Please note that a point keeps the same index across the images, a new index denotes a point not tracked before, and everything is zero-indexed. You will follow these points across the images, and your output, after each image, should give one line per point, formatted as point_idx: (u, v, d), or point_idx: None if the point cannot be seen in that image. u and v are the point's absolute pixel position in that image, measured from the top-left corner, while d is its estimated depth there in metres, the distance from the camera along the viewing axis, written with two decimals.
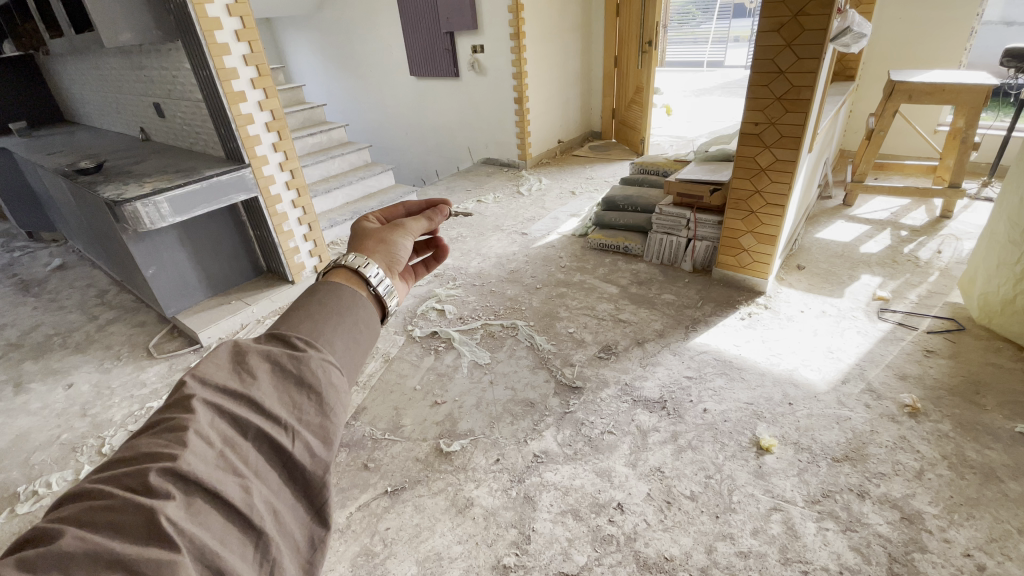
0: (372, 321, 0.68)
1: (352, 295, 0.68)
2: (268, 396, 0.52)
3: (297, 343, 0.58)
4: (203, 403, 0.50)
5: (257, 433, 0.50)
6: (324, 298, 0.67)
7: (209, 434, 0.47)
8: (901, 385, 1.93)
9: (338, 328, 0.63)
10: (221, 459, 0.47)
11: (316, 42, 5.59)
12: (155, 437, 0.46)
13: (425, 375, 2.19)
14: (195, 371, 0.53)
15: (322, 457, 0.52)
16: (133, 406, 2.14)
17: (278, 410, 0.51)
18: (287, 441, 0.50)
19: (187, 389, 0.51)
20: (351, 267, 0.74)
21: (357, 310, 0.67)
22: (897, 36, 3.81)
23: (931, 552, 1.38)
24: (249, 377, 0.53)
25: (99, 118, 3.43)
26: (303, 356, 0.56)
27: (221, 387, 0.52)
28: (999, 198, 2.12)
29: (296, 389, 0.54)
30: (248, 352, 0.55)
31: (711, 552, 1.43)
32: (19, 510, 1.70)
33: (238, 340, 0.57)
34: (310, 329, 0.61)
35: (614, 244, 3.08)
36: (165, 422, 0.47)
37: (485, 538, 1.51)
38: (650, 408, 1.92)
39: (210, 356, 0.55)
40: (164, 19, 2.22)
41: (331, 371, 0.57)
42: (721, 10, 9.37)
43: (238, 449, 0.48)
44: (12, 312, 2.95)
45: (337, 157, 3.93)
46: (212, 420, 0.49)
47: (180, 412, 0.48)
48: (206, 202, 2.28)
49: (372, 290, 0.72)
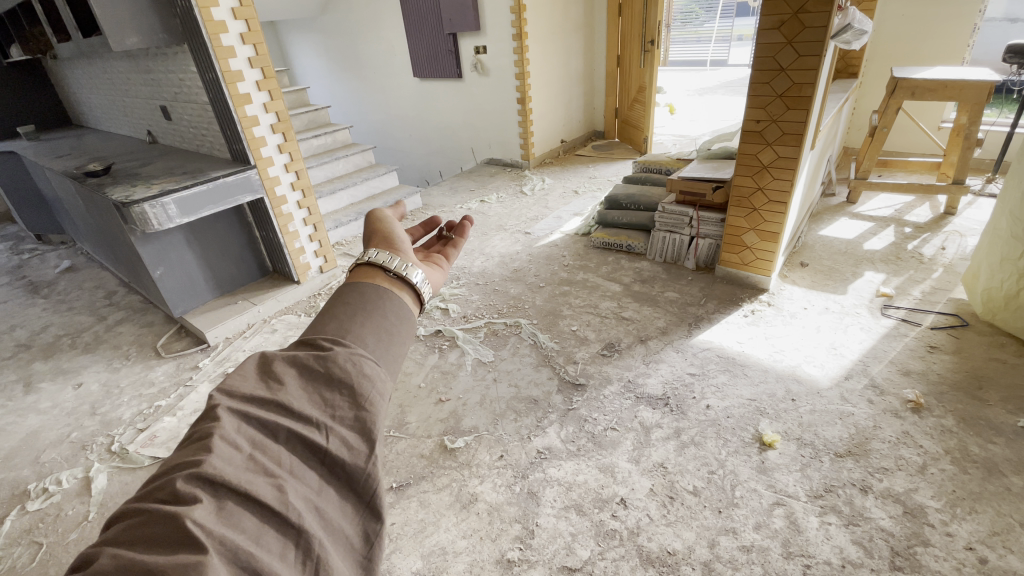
0: (404, 311, 0.72)
1: (377, 289, 0.72)
2: (296, 397, 0.54)
3: (323, 343, 0.60)
4: (228, 411, 0.51)
5: (287, 434, 0.51)
6: (348, 298, 0.70)
7: (236, 440, 0.49)
8: (904, 381, 1.93)
9: (366, 323, 0.66)
10: (250, 462, 0.48)
11: (319, 44, 5.64)
12: (184, 450, 0.48)
13: (429, 373, 2.20)
14: (221, 385, 0.55)
15: (361, 449, 0.53)
16: (142, 405, 2.17)
17: (308, 409, 0.53)
18: (321, 437, 0.51)
19: (214, 401, 0.53)
20: (365, 254, 0.79)
21: (384, 304, 0.70)
22: (900, 33, 3.80)
23: (934, 546, 1.38)
24: (275, 384, 0.55)
25: (107, 121, 3.47)
26: (330, 354, 0.58)
27: (247, 395, 0.53)
28: (1002, 194, 2.12)
29: (325, 387, 0.55)
30: (274, 361, 0.58)
31: (713, 546, 1.44)
32: (30, 507, 1.73)
33: (264, 352, 0.60)
34: (337, 328, 0.64)
35: (617, 243, 3.09)
36: (195, 434, 0.49)
37: (489, 532, 1.52)
38: (653, 405, 1.93)
39: (238, 370, 0.57)
40: (171, 24, 2.25)
41: (361, 363, 0.58)
42: (724, 9, 9.33)
43: (268, 451, 0.49)
44: (22, 313, 2.99)
45: (341, 158, 3.96)
46: (238, 427, 0.50)
47: (208, 422, 0.50)
48: (213, 203, 2.31)
49: (393, 272, 0.76)
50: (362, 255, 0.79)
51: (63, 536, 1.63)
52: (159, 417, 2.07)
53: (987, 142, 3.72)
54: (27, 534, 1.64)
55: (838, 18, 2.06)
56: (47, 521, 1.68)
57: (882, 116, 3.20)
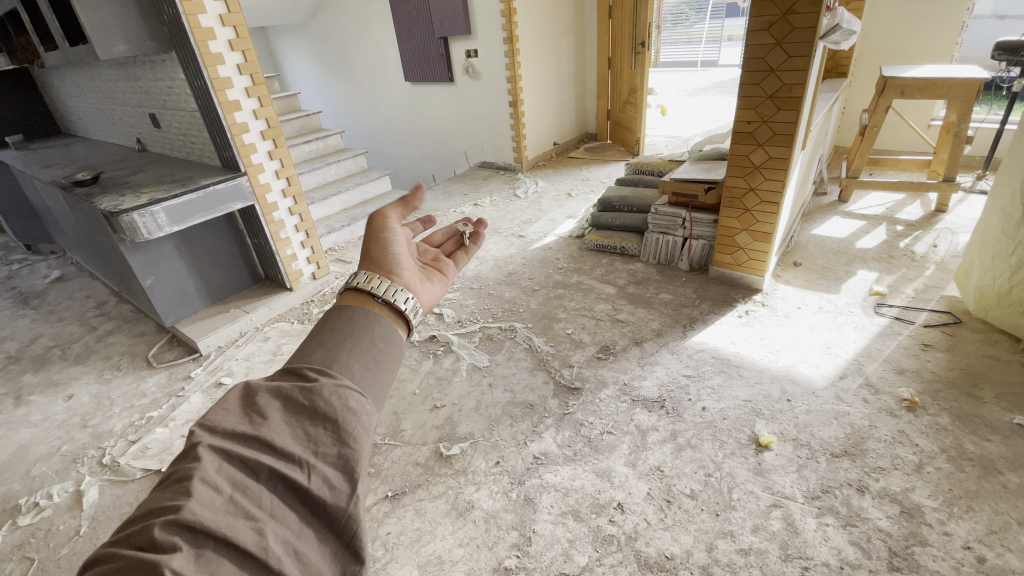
0: (392, 336, 0.72)
1: (367, 314, 0.72)
2: (279, 434, 0.53)
3: (309, 374, 0.60)
4: (209, 449, 0.51)
5: (270, 473, 0.50)
6: (336, 324, 0.70)
7: (216, 481, 0.48)
8: (899, 379, 1.93)
9: (353, 352, 0.66)
10: (231, 505, 0.47)
11: (310, 50, 5.63)
12: (162, 492, 0.47)
13: (424, 379, 2.19)
14: (202, 420, 0.54)
15: (343, 488, 0.52)
16: (133, 417, 2.14)
17: (291, 446, 0.52)
18: (303, 476, 0.51)
19: (195, 438, 0.52)
20: (352, 279, 0.78)
21: (373, 329, 0.70)
22: (889, 33, 3.83)
23: (931, 546, 1.38)
24: (259, 419, 0.54)
25: (95, 130, 3.44)
26: (315, 387, 0.58)
27: (230, 432, 0.53)
28: (992, 192, 2.13)
29: (310, 422, 0.55)
30: (259, 394, 0.57)
31: (711, 549, 1.43)
32: (19, 522, 1.70)
33: (249, 384, 0.59)
34: (324, 357, 0.63)
35: (611, 245, 3.09)
36: (175, 475, 0.48)
37: (486, 540, 1.51)
38: (649, 407, 1.93)
39: (221, 403, 0.57)
40: (158, 31, 2.23)
41: (347, 396, 0.58)
42: (714, 10, 9.38)
43: (249, 492, 0.49)
44: (11, 324, 2.95)
45: (333, 164, 3.94)
46: (219, 466, 0.50)
47: (188, 462, 0.49)
48: (202, 211, 2.29)
49: (382, 301, 0.75)
50: (348, 280, 0.78)
51: (54, 551, 1.60)
52: (152, 428, 2.05)
53: (977, 139, 3.75)
54: (17, 551, 1.61)
55: (826, 18, 2.06)
56: (38, 537, 1.65)
57: (873, 115, 3.21)
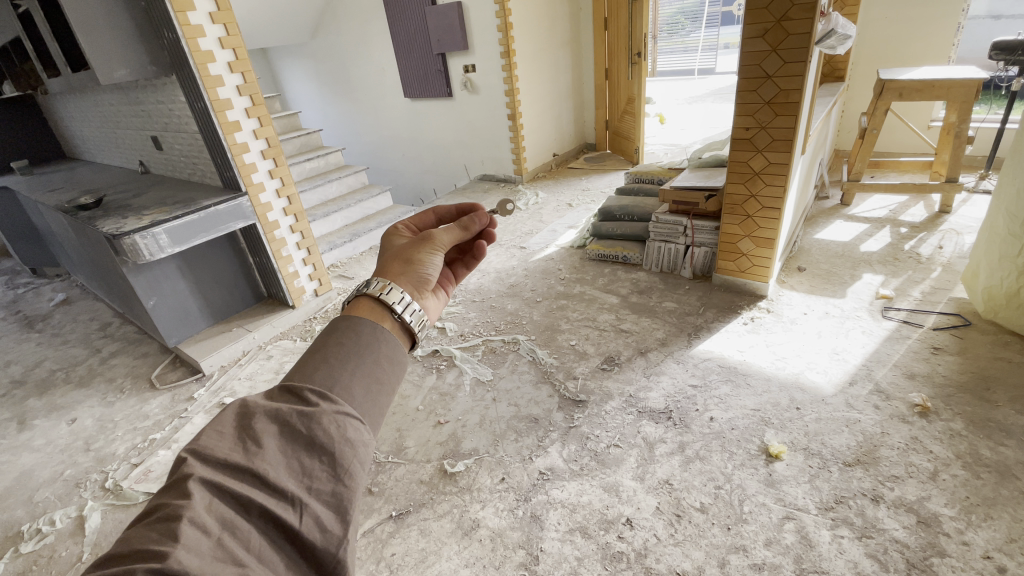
0: (396, 354, 0.69)
1: (375, 328, 0.69)
2: (274, 466, 0.52)
3: (309, 398, 0.58)
4: (201, 482, 0.49)
5: (260, 511, 0.49)
6: (341, 336, 0.66)
7: (205, 521, 0.46)
8: (910, 384, 1.90)
9: (356, 373, 0.63)
10: (219, 548, 0.46)
11: (309, 68, 5.69)
12: (147, 530, 0.45)
13: (427, 395, 2.17)
14: (195, 446, 0.53)
15: (335, 531, 0.51)
16: (137, 439, 2.13)
17: (285, 482, 0.51)
18: (295, 517, 0.50)
19: (186, 468, 0.50)
20: (368, 292, 0.74)
21: (378, 346, 0.67)
22: (884, 38, 3.85)
23: (950, 557, 1.34)
24: (253, 447, 0.53)
25: (99, 153, 3.47)
26: (314, 413, 0.56)
27: (223, 462, 0.51)
28: (995, 193, 2.11)
29: (306, 454, 0.54)
30: (255, 417, 0.56)
31: (724, 565, 1.39)
32: (23, 549, 1.68)
33: (247, 403, 0.58)
34: (325, 377, 0.61)
35: (613, 254, 3.08)
36: (162, 510, 0.47)
37: (493, 560, 1.48)
38: (656, 419, 1.90)
39: (215, 425, 0.55)
40: (158, 55, 2.26)
41: (347, 427, 0.57)
42: (709, 19, 9.63)
43: (239, 533, 0.47)
44: (15, 349, 2.96)
45: (334, 181, 3.97)
46: (210, 503, 0.48)
47: (177, 497, 0.48)
48: (203, 232, 2.29)
49: (398, 318, 0.73)
50: (362, 288, 0.74)
51: None
52: (154, 451, 2.04)
53: (978, 138, 3.75)
54: None
55: (820, 24, 2.06)
56: (41, 564, 1.63)
57: (871, 118, 3.19)
